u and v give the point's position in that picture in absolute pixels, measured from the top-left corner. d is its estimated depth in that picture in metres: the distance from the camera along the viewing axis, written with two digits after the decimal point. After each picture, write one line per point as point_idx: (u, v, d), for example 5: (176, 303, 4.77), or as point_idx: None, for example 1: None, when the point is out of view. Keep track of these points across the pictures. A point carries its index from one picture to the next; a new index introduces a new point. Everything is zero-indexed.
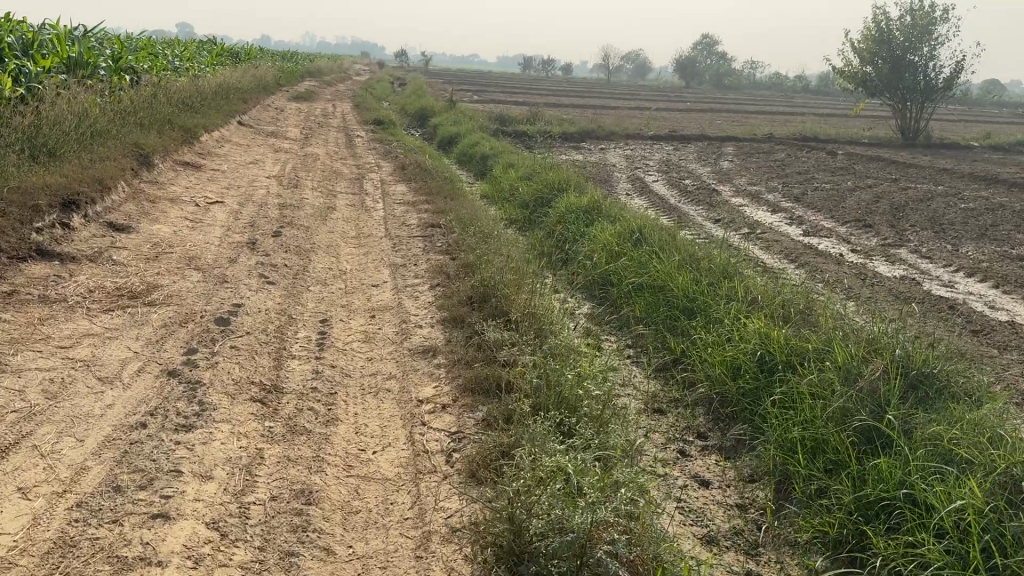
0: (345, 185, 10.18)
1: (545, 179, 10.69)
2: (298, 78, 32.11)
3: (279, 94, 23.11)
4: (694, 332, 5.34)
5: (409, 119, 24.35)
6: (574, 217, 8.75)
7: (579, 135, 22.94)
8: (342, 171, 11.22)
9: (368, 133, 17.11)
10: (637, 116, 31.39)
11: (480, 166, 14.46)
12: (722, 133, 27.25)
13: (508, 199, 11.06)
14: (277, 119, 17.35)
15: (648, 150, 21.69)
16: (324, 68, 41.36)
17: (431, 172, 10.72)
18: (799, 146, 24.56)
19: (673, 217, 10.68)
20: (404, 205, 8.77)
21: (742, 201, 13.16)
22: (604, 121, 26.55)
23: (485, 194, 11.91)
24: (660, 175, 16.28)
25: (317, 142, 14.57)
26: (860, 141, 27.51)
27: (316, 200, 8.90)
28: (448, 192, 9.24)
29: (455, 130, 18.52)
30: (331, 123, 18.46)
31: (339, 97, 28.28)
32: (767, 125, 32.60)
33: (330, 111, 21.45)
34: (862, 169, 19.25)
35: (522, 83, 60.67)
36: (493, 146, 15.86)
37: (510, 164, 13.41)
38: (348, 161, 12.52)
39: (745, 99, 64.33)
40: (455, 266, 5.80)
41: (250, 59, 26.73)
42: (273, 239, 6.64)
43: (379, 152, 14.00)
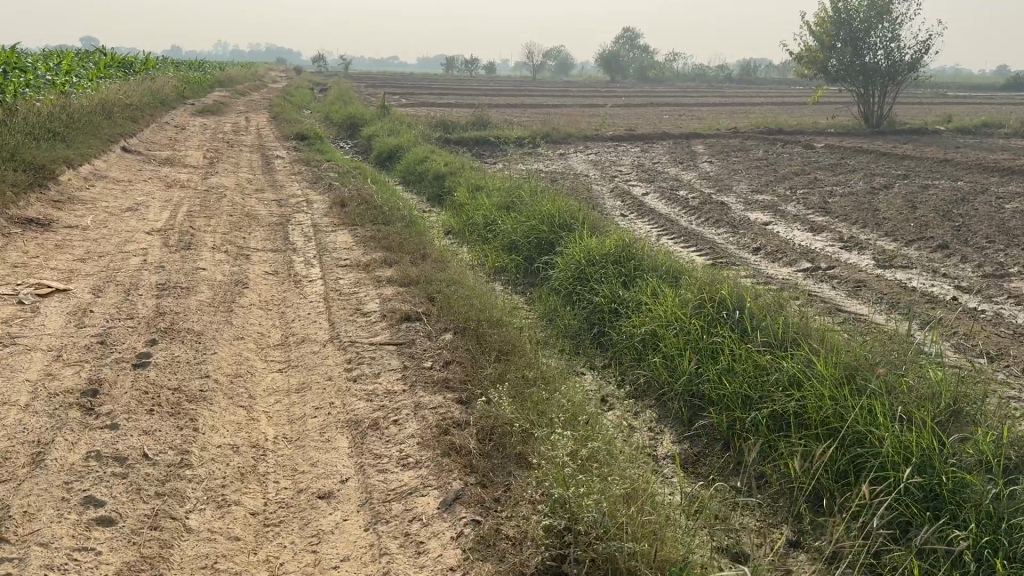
0: (263, 235, 7.30)
1: (536, 210, 8.00)
2: (207, 90, 28.55)
3: (181, 109, 19.73)
4: (972, 548, 2.78)
5: (337, 132, 21.28)
6: (604, 276, 6.08)
7: (532, 139, 20.30)
8: (259, 213, 8.33)
9: (290, 152, 14.14)
10: (585, 114, 28.94)
11: (437, 191, 11.72)
12: (682, 130, 24.95)
13: (489, 240, 8.35)
14: (176, 141, 14.17)
15: (612, 154, 19.19)
16: (237, 77, 37.78)
17: (383, 210, 7.94)
18: (770, 140, 22.38)
19: (710, 252, 8.15)
20: (354, 269, 5.96)
21: (767, 217, 10.73)
22: (556, 122, 23.98)
23: (452, 232, 9.17)
24: (647, 185, 13.77)
25: (227, 169, 11.58)
26: (827, 131, 25.58)
27: (219, 269, 6.03)
28: (416, 245, 6.48)
29: (397, 142, 15.71)
30: (245, 141, 15.37)
31: (252, 108, 24.94)
32: (722, 118, 30.51)
33: (242, 125, 18.26)
34: (860, 166, 17.09)
35: (451, 83, 57.72)
36: (448, 162, 13.11)
37: (478, 186, 10.73)
38: (268, 194, 9.61)
39: (679, 91, 62.71)
40: (478, 444, 3.12)
41: (146, 70, 23.18)
42: (134, 378, 3.78)
43: (308, 177, 11.11)
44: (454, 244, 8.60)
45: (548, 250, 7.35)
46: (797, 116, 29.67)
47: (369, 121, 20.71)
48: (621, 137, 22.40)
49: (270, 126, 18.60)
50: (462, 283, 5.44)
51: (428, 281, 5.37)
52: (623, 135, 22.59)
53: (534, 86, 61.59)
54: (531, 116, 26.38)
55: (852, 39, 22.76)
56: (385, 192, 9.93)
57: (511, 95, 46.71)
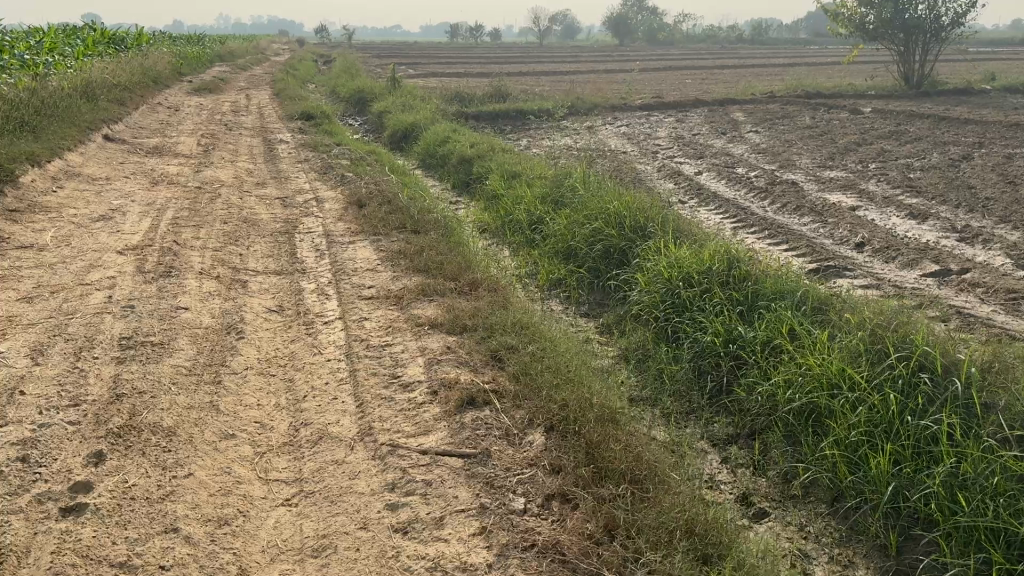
0: (265, 250, 5.86)
1: (600, 205, 6.53)
2: (206, 66, 26.95)
3: (175, 87, 18.19)
4: None
5: (344, 108, 19.74)
6: (711, 302, 4.65)
7: (556, 112, 18.76)
8: (261, 216, 6.89)
9: (295, 134, 12.69)
10: (606, 82, 27.27)
11: (466, 180, 10.30)
12: (714, 97, 23.27)
13: (541, 244, 6.91)
14: (168, 125, 12.69)
15: (646, 125, 17.66)
16: (239, 50, 36.11)
17: (411, 212, 6.48)
18: (811, 106, 20.73)
19: (812, 257, 6.72)
20: (386, 304, 4.53)
21: (852, 201, 9.24)
22: (579, 91, 22.36)
23: (491, 232, 7.73)
24: (698, 163, 12.26)
25: (224, 158, 10.12)
26: (867, 94, 23.84)
27: (206, 307, 4.60)
28: (461, 266, 5.05)
29: (414, 121, 14.23)
30: (246, 122, 13.89)
31: (254, 84, 23.35)
32: (750, 83, 28.74)
33: (242, 104, 16.73)
34: (923, 133, 15.48)
35: (460, 51, 55.87)
36: (475, 142, 11.63)
37: (515, 173, 9.26)
38: (271, 191, 8.16)
39: (694, 54, 60.55)
40: None
41: (138, 46, 21.59)
42: (56, 543, 2.39)
43: (317, 167, 9.66)
44: (496, 250, 7.17)
45: (618, 258, 5.92)
46: (830, 79, 27.88)
47: (380, 95, 19.15)
48: (651, 106, 20.80)
49: (272, 103, 17.08)
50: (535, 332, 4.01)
51: (488, 329, 3.94)
52: (652, 104, 20.96)
53: (546, 52, 59.57)
54: (550, 85, 24.77)
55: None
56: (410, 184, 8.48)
57: (522, 63, 44.85)
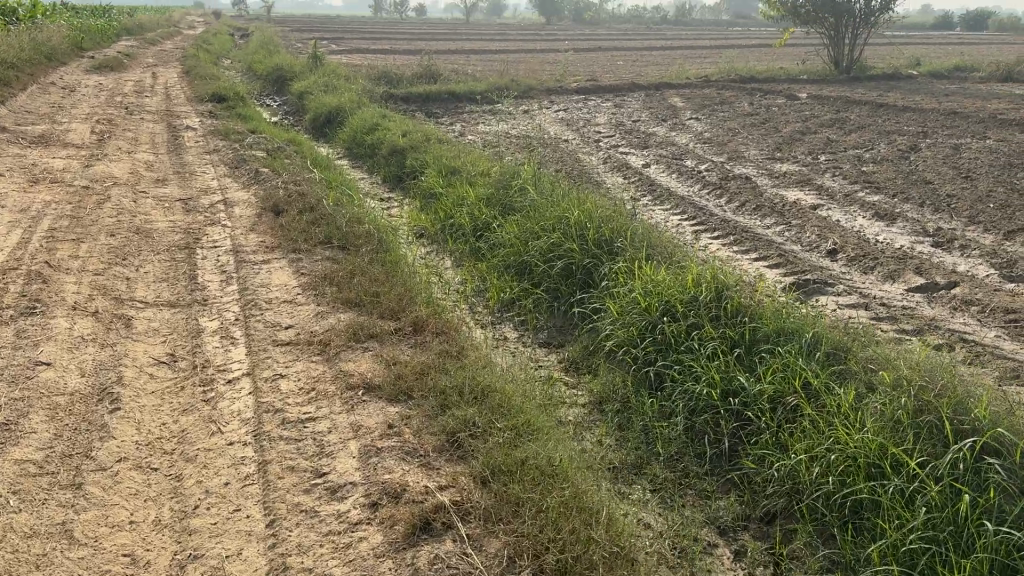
0: (160, 272, 4.89)
1: (557, 213, 5.74)
2: (110, 40, 25.02)
3: (72, 64, 16.56)
4: None
5: (262, 89, 18.41)
6: (702, 340, 3.91)
7: (488, 100, 17.90)
8: (159, 225, 5.88)
9: (205, 119, 11.51)
10: (538, 62, 26.47)
11: (399, 175, 9.40)
12: (649, 81, 22.68)
13: (490, 256, 6.08)
14: (59, 109, 11.33)
15: (584, 111, 16.95)
16: (148, 23, 33.88)
17: (339, 221, 5.57)
18: (748, 91, 20.34)
19: (790, 269, 6.08)
20: (306, 354, 3.64)
21: (813, 198, 8.67)
22: (511, 73, 21.47)
23: (432, 244, 6.88)
24: (645, 154, 11.60)
25: (121, 150, 8.94)
26: (801, 80, 23.59)
27: (75, 359, 3.63)
28: (400, 298, 4.20)
29: (338, 104, 13.15)
30: (149, 105, 12.58)
31: (163, 60, 21.69)
32: (683, 65, 28.30)
33: (148, 84, 15.31)
34: (865, 120, 15.14)
35: (386, 27, 54.21)
36: (406, 131, 10.68)
37: (455, 169, 8.40)
38: (174, 191, 7.12)
39: (621, 33, 60.08)
40: None
41: (32, 15, 19.74)
42: None
43: (230, 159, 8.61)
44: (436, 264, 6.32)
45: (583, 278, 5.15)
46: (763, 63, 27.62)
47: (300, 75, 17.88)
48: (587, 90, 20.09)
49: (181, 82, 15.69)
50: (498, 402, 3.22)
51: (443, 404, 3.17)
52: (589, 87, 20.24)
53: (474, 29, 58.36)
54: (481, 65, 23.78)
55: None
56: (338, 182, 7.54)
57: (449, 41, 43.59)
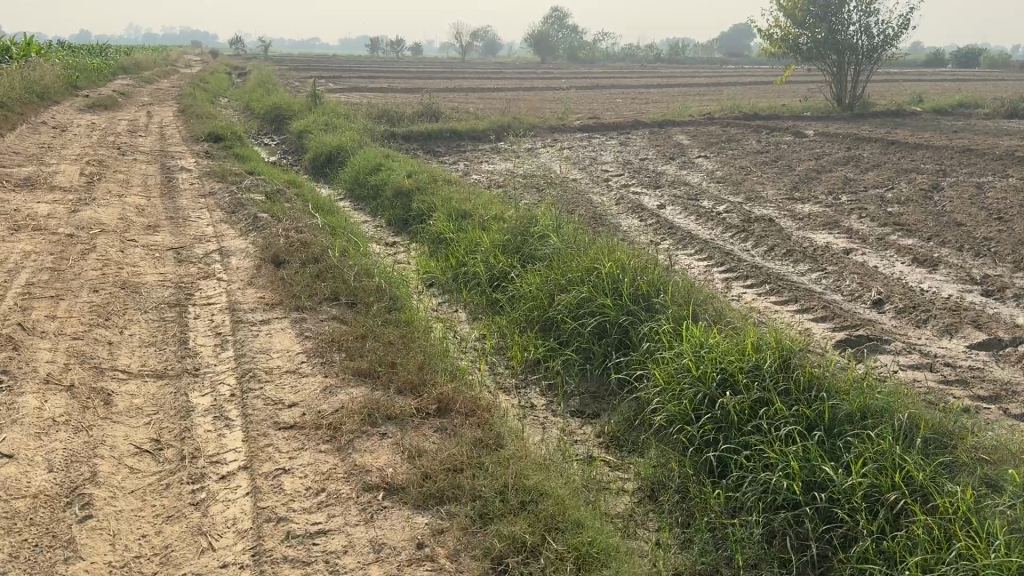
0: (147, 336, 4.36)
1: (586, 264, 5.23)
2: (106, 79, 24.69)
3: (64, 103, 16.14)
4: None
5: (259, 127, 18.01)
6: (772, 418, 3.40)
7: (491, 140, 17.54)
8: (148, 279, 5.36)
9: (201, 160, 11.07)
10: (539, 100, 26.19)
11: (405, 219, 8.91)
12: (652, 118, 22.39)
13: (511, 311, 5.57)
14: (49, 150, 10.88)
15: (590, 149, 16.57)
16: (146, 62, 33.76)
17: (347, 275, 5.07)
18: (754, 129, 20.00)
19: (839, 324, 5.56)
20: (313, 441, 3.10)
21: (845, 242, 8.19)
22: (513, 111, 21.18)
23: (445, 295, 6.37)
24: (659, 194, 11.14)
25: (111, 193, 8.46)
26: (805, 117, 23.33)
27: (42, 448, 3.08)
28: (420, 370, 3.69)
29: (339, 144, 12.72)
30: (143, 145, 12.14)
31: (158, 99, 21.32)
32: (684, 103, 28.08)
33: (143, 123, 14.91)
34: (879, 159, 14.75)
35: (383, 66, 54.27)
36: (411, 172, 10.22)
37: (465, 212, 7.91)
38: (166, 238, 6.61)
39: (618, 71, 60.29)
40: None
41: (25, 54, 19.38)
42: None
43: (226, 203, 8.12)
44: (451, 320, 5.80)
45: (619, 333, 4.60)
46: (764, 101, 27.42)
47: (299, 113, 17.50)
48: (590, 128, 19.73)
49: (176, 121, 15.28)
50: (549, 511, 2.70)
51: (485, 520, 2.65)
52: (592, 125, 19.88)
53: (471, 68, 58.52)
54: (482, 103, 23.50)
55: (825, 13, 19.03)
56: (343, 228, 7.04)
57: (447, 79, 43.51)
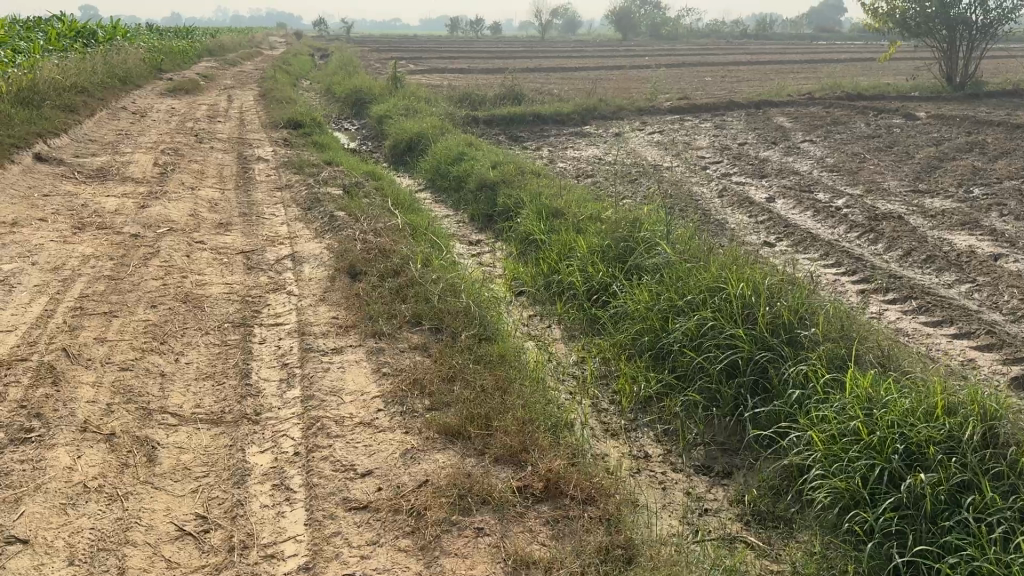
0: (205, 367, 3.79)
1: (707, 279, 4.49)
2: (190, 61, 24.73)
3: (147, 87, 16.02)
4: None
5: (339, 112, 17.61)
6: (985, 508, 2.68)
7: (576, 124, 16.77)
8: (212, 290, 4.83)
9: (279, 147, 10.66)
10: (624, 80, 25.19)
11: (490, 213, 8.26)
12: (746, 99, 21.19)
13: (617, 330, 4.87)
14: (126, 137, 10.61)
15: (683, 133, 15.63)
16: (230, 43, 33.93)
17: (431, 291, 4.44)
18: (859, 110, 18.61)
19: (1011, 356, 4.70)
20: (390, 534, 2.54)
21: (990, 245, 7.18)
22: (599, 92, 20.29)
23: (538, 306, 5.71)
24: (765, 186, 10.23)
25: (183, 186, 8.06)
26: (912, 97, 21.73)
27: (65, 529, 2.53)
28: (521, 434, 3.07)
29: (420, 130, 12.14)
30: (221, 131, 11.81)
31: (240, 82, 21.14)
32: (779, 83, 26.64)
33: (222, 107, 14.64)
34: (1007, 144, 13.38)
35: (462, 46, 53.70)
36: (496, 162, 9.55)
37: (554, 206, 7.19)
38: (236, 240, 6.11)
39: (703, 48, 58.34)
40: None
41: (111, 37, 19.39)
42: None
43: (302, 199, 7.61)
44: (547, 339, 5.15)
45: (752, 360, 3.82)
46: (865, 79, 25.79)
47: (379, 98, 17.02)
48: (681, 111, 18.69)
49: (256, 106, 14.95)
50: None
51: None
52: (683, 107, 18.83)
53: (552, 47, 57.45)
54: (566, 84, 22.68)
55: None
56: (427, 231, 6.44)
57: (529, 58, 42.66)
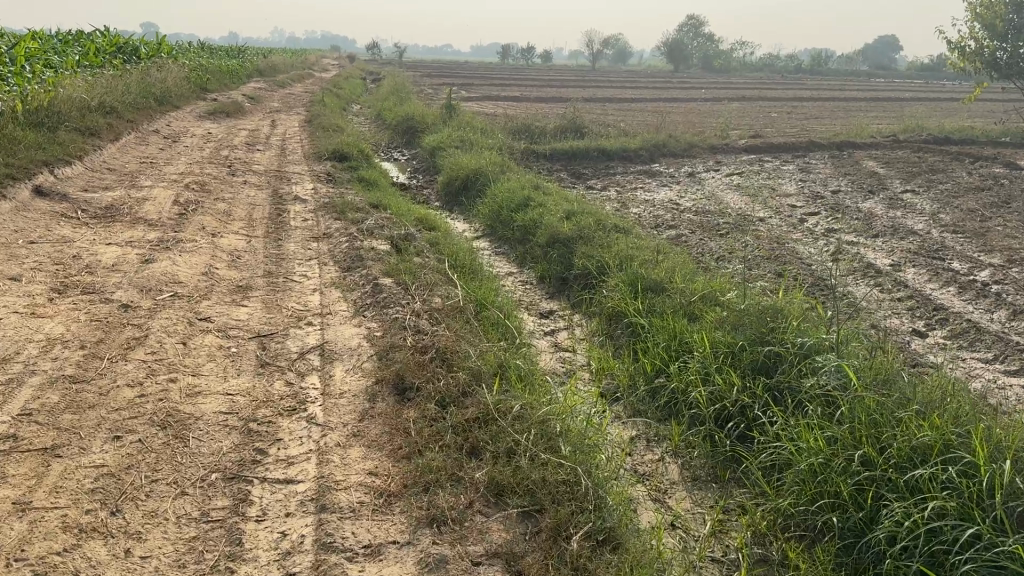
0: (168, 567, 2.43)
1: (926, 437, 3.04)
2: (239, 82, 23.91)
3: (186, 108, 15.06)
4: None
5: (389, 141, 16.45)
6: None
7: (642, 162, 15.36)
8: (206, 405, 3.50)
9: (320, 183, 9.45)
10: (690, 114, 23.75)
11: (564, 275, 6.86)
12: (824, 139, 19.60)
13: (774, 490, 3.42)
14: (150, 167, 9.50)
15: (764, 176, 14.15)
16: (281, 63, 33.31)
17: (513, 438, 3.09)
18: (955, 156, 16.91)
19: None
20: None
21: None
22: (666, 126, 18.89)
23: (644, 427, 4.28)
24: (883, 248, 8.70)
25: (202, 233, 6.84)
26: (1007, 142, 19.91)
27: None
28: None
29: (479, 167, 10.82)
30: (259, 162, 10.66)
31: (287, 106, 20.17)
32: (855, 123, 24.92)
33: (262, 133, 13.57)
34: None
35: (517, 74, 52.83)
36: (569, 210, 8.16)
37: (651, 274, 5.76)
38: (253, 315, 4.82)
39: (760, 81, 56.70)
40: None
41: (156, 54, 18.56)
42: None
43: (339, 255, 6.33)
44: (664, 484, 3.72)
45: None
46: (948, 121, 23.96)
47: (432, 127, 15.81)
48: (757, 150, 17.16)
49: (301, 134, 13.82)
50: None
51: None
52: (759, 147, 17.29)
53: (607, 77, 56.25)
54: (628, 117, 21.33)
55: None
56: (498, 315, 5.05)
57: (582, 87, 41.53)
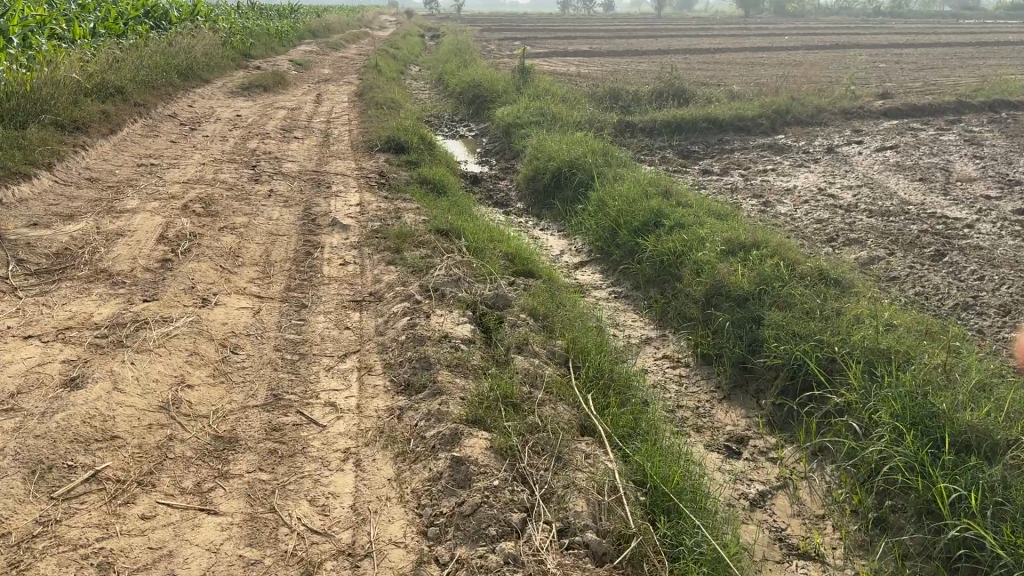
0: None
1: None
2: (287, 44, 21.46)
3: (216, 81, 12.74)
4: None
5: (454, 113, 13.87)
6: None
7: (763, 134, 12.52)
8: None
9: (370, 190, 7.03)
10: (793, 66, 20.52)
11: (748, 363, 4.33)
12: (969, 94, 16.33)
13: None
14: (149, 172, 7.19)
15: (921, 151, 11.26)
16: (333, 21, 30.78)
17: None
18: None
19: None
20: None
21: None
22: (779, 85, 15.89)
23: None
24: None
25: (185, 300, 4.48)
26: None
27: None
28: None
29: (575, 157, 8.23)
30: (294, 156, 8.29)
31: (338, 71, 17.71)
32: (990, 73, 21.34)
33: (304, 112, 11.17)
34: None
35: (578, 24, 49.59)
36: (727, 234, 5.58)
37: (953, 408, 3.22)
38: (219, 548, 2.47)
39: (846, 26, 52.10)
40: None
41: (190, 17, 16.24)
42: None
43: (391, 349, 3.94)
44: None
45: None
46: None
47: (505, 96, 13.21)
48: (897, 115, 14.09)
49: (349, 112, 11.38)
50: None
51: None
52: (900, 110, 14.21)
53: (680, 25, 52.38)
54: (728, 73, 18.29)
55: None
56: (712, 567, 2.65)
57: (654, 37, 38.03)
